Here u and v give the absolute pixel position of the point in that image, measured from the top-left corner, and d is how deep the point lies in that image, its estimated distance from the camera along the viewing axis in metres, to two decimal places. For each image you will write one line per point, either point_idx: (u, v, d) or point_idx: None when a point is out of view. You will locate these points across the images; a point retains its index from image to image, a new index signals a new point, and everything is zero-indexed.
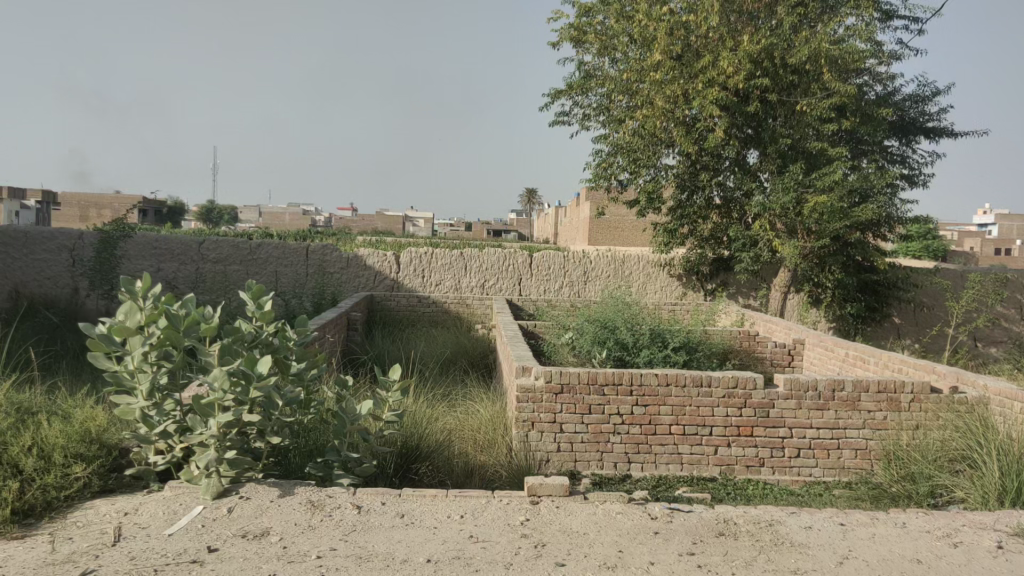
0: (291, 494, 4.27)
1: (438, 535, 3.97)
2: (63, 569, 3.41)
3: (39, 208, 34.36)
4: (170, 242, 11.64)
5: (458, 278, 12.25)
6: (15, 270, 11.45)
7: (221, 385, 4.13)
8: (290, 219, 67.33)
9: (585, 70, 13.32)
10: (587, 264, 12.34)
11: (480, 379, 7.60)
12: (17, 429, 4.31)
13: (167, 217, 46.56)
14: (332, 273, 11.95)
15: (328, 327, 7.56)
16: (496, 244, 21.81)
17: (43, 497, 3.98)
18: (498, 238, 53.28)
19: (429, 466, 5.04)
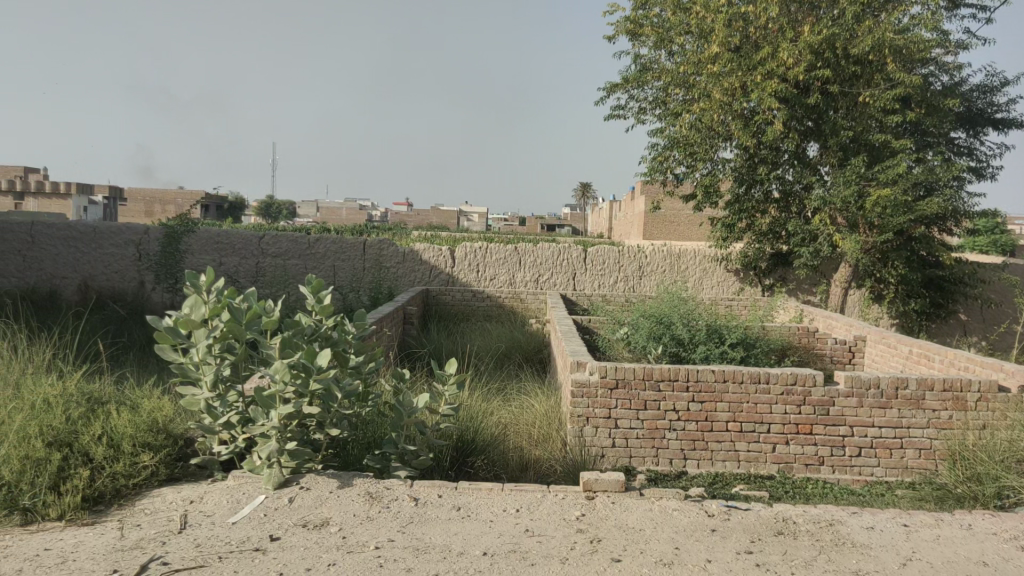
0: (350, 485, 4.33)
1: (494, 528, 3.99)
2: (132, 554, 3.51)
3: (107, 204, 35.44)
4: (231, 236, 11.86)
5: (513, 273, 12.23)
6: (85, 264, 11.83)
7: (283, 376, 4.20)
8: (346, 215, 68.28)
9: (642, 63, 13.23)
10: (642, 259, 12.24)
11: (535, 374, 7.61)
12: (89, 418, 4.45)
13: (228, 212, 47.57)
14: (389, 267, 12.03)
15: (386, 321, 7.65)
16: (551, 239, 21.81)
17: (113, 485, 4.10)
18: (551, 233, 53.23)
19: (485, 460, 5.05)
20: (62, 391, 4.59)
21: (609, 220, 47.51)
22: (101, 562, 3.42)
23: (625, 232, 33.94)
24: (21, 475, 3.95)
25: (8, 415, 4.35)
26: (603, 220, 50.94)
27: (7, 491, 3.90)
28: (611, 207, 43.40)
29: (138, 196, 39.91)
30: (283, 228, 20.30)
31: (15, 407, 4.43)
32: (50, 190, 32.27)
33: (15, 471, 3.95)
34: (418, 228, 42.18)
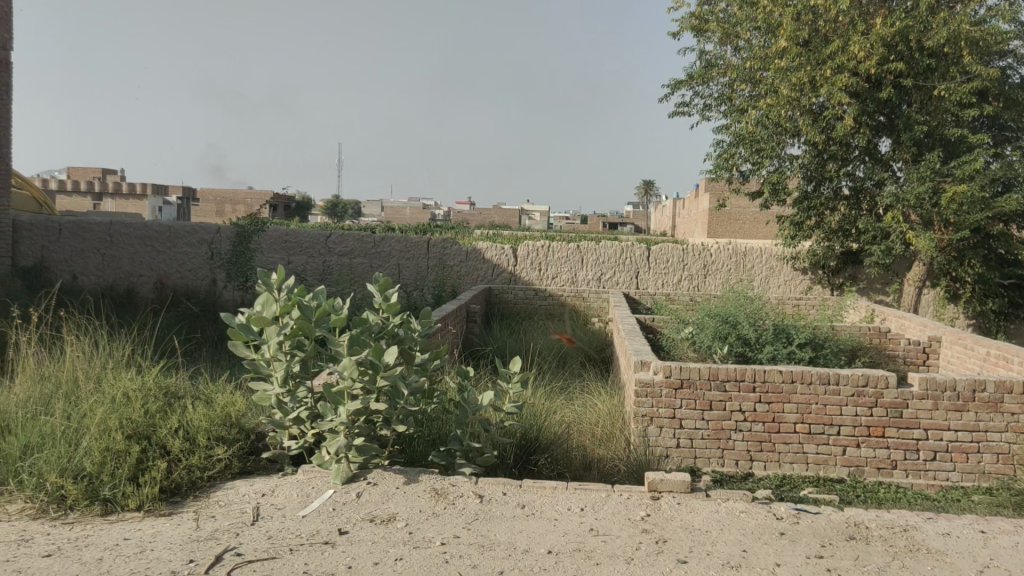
0: (416, 481, 4.38)
1: (559, 526, 3.99)
2: (207, 545, 3.61)
3: (180, 204, 36.53)
4: (299, 235, 12.10)
5: (575, 271, 12.18)
6: (160, 262, 12.23)
7: (351, 373, 4.29)
8: (409, 215, 68.99)
9: (708, 59, 13.15)
10: (707, 257, 12.01)
11: (599, 373, 7.59)
12: (166, 412, 4.60)
13: (295, 211, 48.59)
14: (452, 266, 12.11)
15: (450, 319, 7.72)
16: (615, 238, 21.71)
17: (189, 477, 4.22)
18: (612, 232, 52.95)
19: (549, 458, 5.06)
20: (141, 386, 4.75)
21: (671, 218, 47.03)
22: (177, 552, 3.52)
23: (689, 231, 33.57)
24: (102, 467, 4.08)
25: (90, 408, 4.52)
26: (665, 218, 50.45)
27: (89, 481, 4.05)
28: (674, 206, 42.98)
29: (208, 196, 41.09)
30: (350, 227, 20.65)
31: (97, 401, 4.60)
32: (128, 191, 33.48)
33: (97, 463, 4.08)
34: (480, 227, 42.43)
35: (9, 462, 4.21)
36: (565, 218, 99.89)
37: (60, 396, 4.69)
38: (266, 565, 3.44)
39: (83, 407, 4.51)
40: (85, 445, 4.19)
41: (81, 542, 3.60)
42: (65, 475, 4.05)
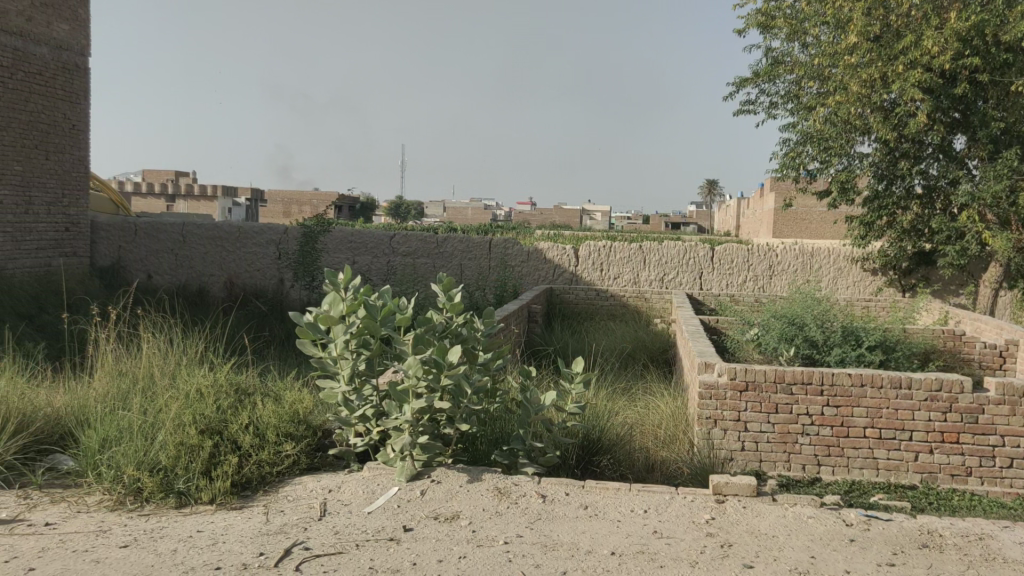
0: (479, 480, 4.39)
1: (622, 528, 3.97)
2: (276, 539, 3.69)
3: (247, 205, 37.42)
4: (364, 236, 12.26)
5: (637, 271, 12.07)
6: (230, 262, 12.55)
7: (415, 372, 4.37)
8: (471, 215, 69.46)
9: (774, 55, 12.98)
10: (774, 257, 11.77)
11: (662, 375, 7.53)
12: (237, 408, 4.72)
13: (359, 212, 49.40)
14: (514, 266, 12.13)
15: (512, 318, 7.75)
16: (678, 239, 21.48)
17: (259, 472, 4.32)
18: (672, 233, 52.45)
19: (611, 459, 5.03)
20: (213, 382, 4.88)
21: (733, 217, 46.36)
22: (248, 545, 3.61)
23: (753, 232, 33.04)
24: (177, 460, 4.22)
25: (165, 404, 4.67)
26: (728, 218, 49.74)
27: (164, 475, 4.17)
28: (738, 205, 42.40)
29: (276, 197, 42.01)
30: (413, 228, 20.85)
31: (171, 397, 4.75)
32: (199, 194, 34.44)
33: (172, 457, 4.22)
34: (541, 228, 42.43)
35: (88, 455, 4.36)
36: (625, 217, 99.22)
37: (137, 391, 4.85)
38: (333, 560, 3.50)
39: (159, 402, 4.66)
40: (161, 439, 4.32)
41: (157, 534, 3.71)
42: (141, 468, 4.19)
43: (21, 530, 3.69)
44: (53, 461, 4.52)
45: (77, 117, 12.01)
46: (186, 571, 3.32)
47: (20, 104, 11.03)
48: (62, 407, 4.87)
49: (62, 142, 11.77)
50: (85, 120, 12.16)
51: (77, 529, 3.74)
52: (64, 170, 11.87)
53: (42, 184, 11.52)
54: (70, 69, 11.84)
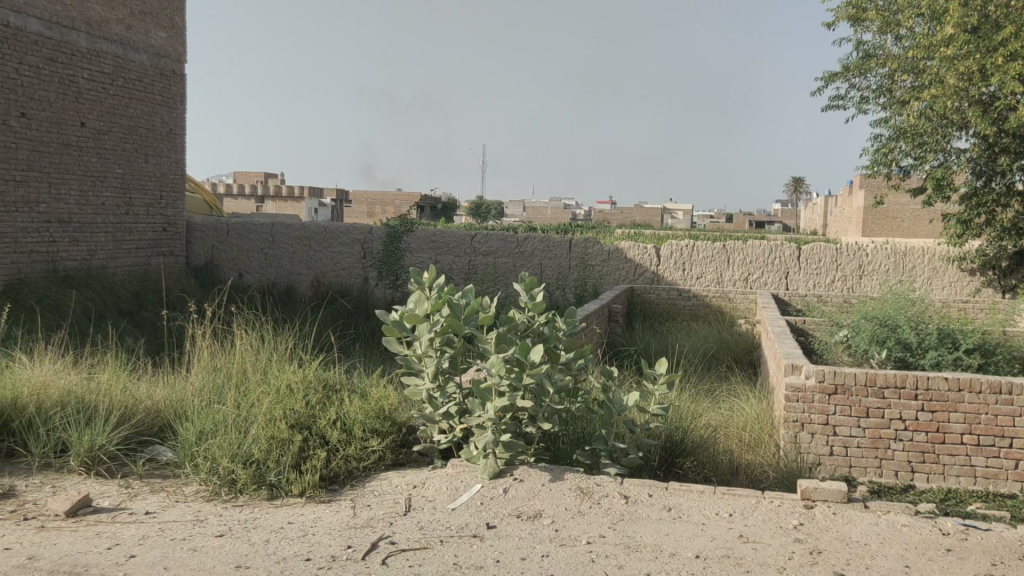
0: (562, 479, 4.39)
1: (707, 531, 3.92)
2: (363, 532, 3.77)
3: (332, 205, 38.31)
4: (446, 235, 12.37)
5: (721, 271, 11.85)
6: (317, 261, 12.87)
7: (498, 370, 4.40)
8: (551, 214, 69.52)
9: (866, 49, 12.66)
10: (863, 256, 11.41)
11: (748, 377, 7.39)
12: (326, 404, 4.85)
13: (441, 212, 50.00)
14: (595, 266, 12.04)
15: (593, 318, 7.74)
16: (765, 240, 21.05)
17: (346, 467, 4.42)
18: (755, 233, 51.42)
19: (694, 462, 4.96)
20: (302, 377, 5.03)
21: (819, 215, 45.10)
22: (337, 538, 3.70)
23: (842, 231, 32.14)
24: (269, 454, 4.36)
25: (257, 398, 4.83)
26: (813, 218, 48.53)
27: (257, 467, 4.31)
28: (827, 204, 41.39)
29: (359, 198, 42.92)
30: (496, 228, 21.02)
31: (264, 392, 4.91)
32: (286, 195, 35.41)
33: (264, 450, 4.36)
34: (622, 228, 42.21)
35: (186, 447, 4.54)
36: (706, 216, 97.63)
37: (231, 386, 5.02)
38: (419, 554, 3.55)
39: (252, 397, 4.82)
40: (254, 432, 4.47)
41: (250, 524, 3.83)
42: (236, 460, 4.33)
43: (123, 517, 3.86)
44: (152, 452, 4.69)
45: (174, 121, 12.52)
46: (278, 561, 3.42)
47: (121, 110, 11.56)
48: (162, 401, 5.08)
49: (160, 146, 12.30)
50: (181, 124, 12.67)
51: (175, 518, 3.89)
52: (161, 172, 12.40)
53: (142, 186, 12.05)
54: (167, 75, 12.35)
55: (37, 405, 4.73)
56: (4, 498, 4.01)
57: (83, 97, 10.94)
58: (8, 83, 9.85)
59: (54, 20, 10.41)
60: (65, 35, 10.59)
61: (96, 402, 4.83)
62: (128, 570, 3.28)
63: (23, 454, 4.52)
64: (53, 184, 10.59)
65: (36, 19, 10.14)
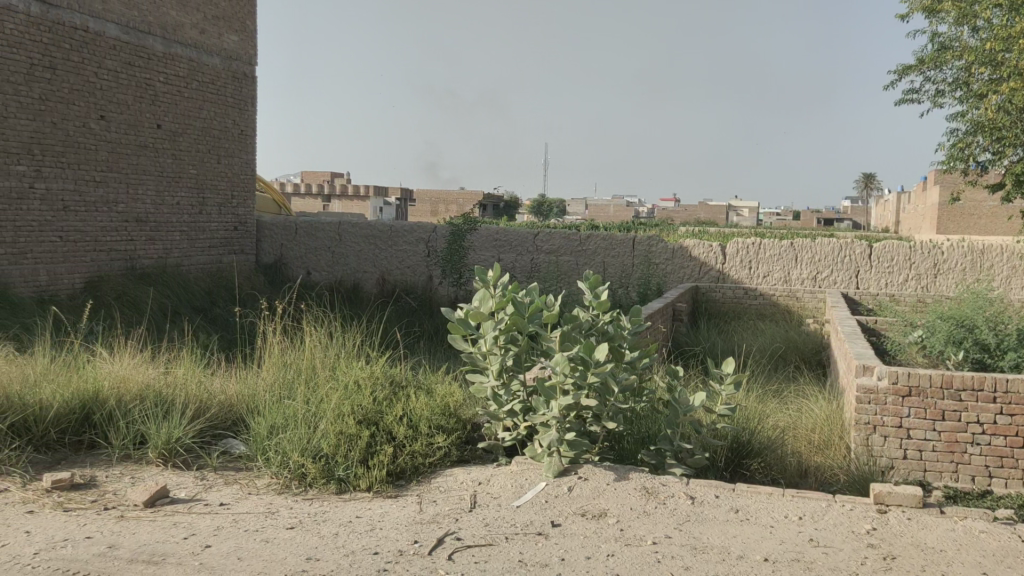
0: (626, 479, 4.36)
1: (775, 534, 3.85)
2: (429, 527, 3.81)
3: (397, 204, 38.80)
4: (509, 234, 12.39)
5: (788, 270, 11.64)
6: (381, 260, 13.04)
7: (563, 369, 4.37)
8: (614, 212, 69.20)
9: (941, 41, 12.30)
10: (939, 254, 11.07)
11: (817, 377, 7.25)
12: (393, 400, 4.93)
13: (504, 210, 50.20)
14: (658, 264, 11.91)
15: (658, 317, 7.68)
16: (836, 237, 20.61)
17: (412, 462, 4.47)
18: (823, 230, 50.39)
19: (762, 463, 4.88)
20: (369, 374, 5.12)
21: (891, 213, 43.89)
22: (403, 532, 3.74)
23: (916, 228, 31.23)
24: (337, 448, 4.44)
25: (326, 394, 4.93)
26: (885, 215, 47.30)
27: (326, 461, 4.40)
28: (899, 200, 40.32)
29: (422, 198, 43.37)
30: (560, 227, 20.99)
31: (332, 388, 5.01)
32: (351, 194, 35.96)
33: (333, 444, 4.45)
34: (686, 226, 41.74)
35: (257, 441, 4.64)
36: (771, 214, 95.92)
37: (301, 381, 5.13)
38: (484, 551, 3.57)
39: (320, 393, 4.91)
40: (323, 428, 4.56)
41: (320, 517, 3.90)
42: (305, 454, 4.42)
43: (199, 508, 3.97)
44: (226, 445, 4.82)
45: (245, 122, 12.81)
46: (346, 554, 3.48)
47: (195, 112, 11.89)
48: (234, 395, 5.21)
49: (232, 147, 12.62)
50: (252, 125, 12.96)
51: (248, 510, 3.99)
52: (233, 172, 12.70)
53: (214, 186, 12.37)
54: (239, 77, 12.65)
55: (117, 398, 4.91)
56: (87, 488, 4.16)
57: (159, 100, 11.28)
58: (88, 86, 10.21)
59: (131, 24, 10.76)
60: (142, 40, 10.94)
61: (173, 396, 4.98)
62: (204, 559, 3.37)
63: (104, 446, 4.68)
64: (130, 184, 10.94)
65: (114, 24, 10.51)
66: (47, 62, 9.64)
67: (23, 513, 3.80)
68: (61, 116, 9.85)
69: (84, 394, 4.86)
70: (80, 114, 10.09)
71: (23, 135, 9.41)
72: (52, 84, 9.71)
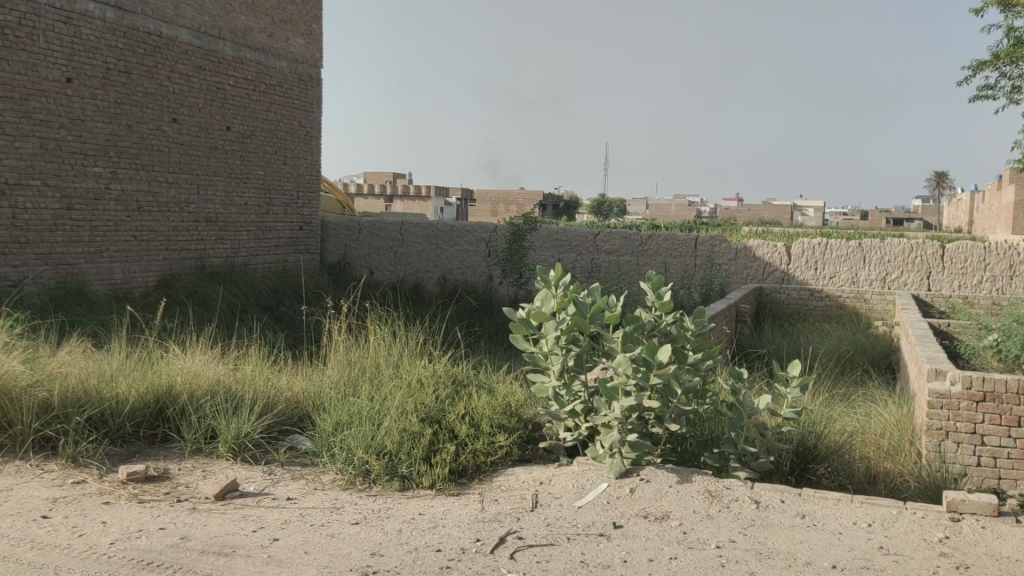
0: (689, 481, 4.31)
1: (844, 541, 3.77)
2: (492, 526, 3.83)
3: (457, 204, 39.04)
4: (569, 234, 12.37)
5: (856, 270, 11.37)
6: (442, 259, 13.13)
7: (625, 369, 4.35)
8: (675, 211, 68.57)
9: (1018, 36, 11.89)
10: (1015, 255, 10.69)
11: (886, 381, 7.09)
12: (455, 399, 4.97)
13: (564, 210, 50.09)
14: (721, 264, 11.75)
15: (721, 318, 7.60)
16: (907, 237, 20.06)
17: (474, 461, 4.50)
18: (892, 230, 49.08)
19: (829, 468, 4.78)
20: (432, 372, 5.18)
21: (964, 212, 42.51)
22: (466, 530, 3.77)
23: (991, 228, 30.18)
24: (400, 446, 4.50)
25: (390, 391, 5.00)
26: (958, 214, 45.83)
27: (390, 458, 4.45)
28: (973, 199, 39.04)
29: (481, 198, 43.59)
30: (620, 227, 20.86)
31: (396, 386, 5.07)
32: (412, 194, 36.31)
33: (396, 442, 4.50)
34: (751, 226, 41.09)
35: (323, 436, 4.72)
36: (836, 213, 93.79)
37: (364, 379, 5.20)
38: (546, 551, 3.57)
39: (385, 390, 4.98)
40: (386, 425, 4.62)
41: (384, 514, 3.95)
42: (370, 451, 4.48)
43: (267, 502, 4.06)
44: (293, 441, 4.90)
45: (310, 124, 13.06)
46: (410, 551, 3.52)
47: (263, 114, 12.16)
48: (301, 392, 5.30)
49: (298, 148, 12.87)
50: (318, 126, 13.19)
51: (314, 504, 4.06)
52: (298, 173, 12.95)
53: (280, 187, 12.63)
54: (306, 80, 12.89)
55: (190, 394, 5.04)
56: (160, 481, 4.29)
57: (229, 103, 11.56)
58: (161, 90, 10.51)
59: (202, 29, 11.05)
60: (212, 44, 11.22)
61: (242, 391, 5.10)
62: (272, 552, 3.45)
63: (177, 440, 4.82)
64: (201, 185, 11.22)
65: (186, 29, 10.80)
66: (122, 66, 9.95)
67: (100, 504, 3.93)
68: (135, 119, 10.16)
69: (157, 389, 5.01)
70: (153, 117, 10.40)
71: (99, 138, 9.72)
72: (127, 89, 10.03)
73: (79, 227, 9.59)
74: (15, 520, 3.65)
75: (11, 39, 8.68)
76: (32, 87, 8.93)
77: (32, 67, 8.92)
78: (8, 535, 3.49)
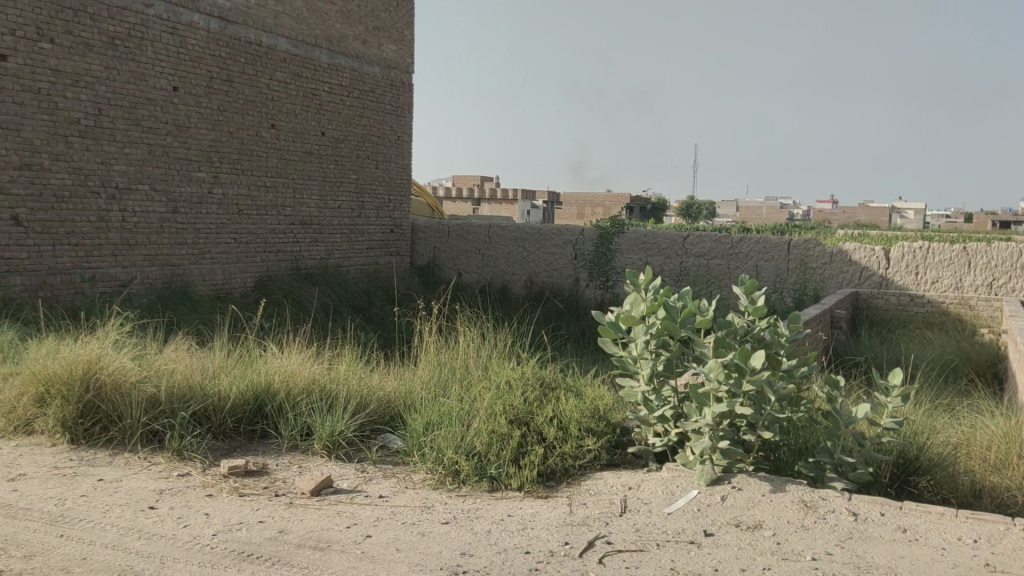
0: (783, 490, 4.21)
1: (947, 557, 3.61)
2: (580, 530, 3.82)
3: (544, 208, 39.02)
4: (658, 237, 12.22)
5: (960, 275, 10.89)
6: (530, 262, 13.18)
7: (717, 375, 4.26)
8: (766, 212, 66.99)
9: None
10: None
11: (993, 391, 6.78)
12: (544, 401, 4.99)
13: (653, 213, 49.46)
14: (816, 268, 11.42)
15: (816, 324, 7.40)
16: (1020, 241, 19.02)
17: (563, 464, 4.51)
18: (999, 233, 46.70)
19: (930, 481, 4.62)
20: (520, 375, 5.22)
21: None
22: (555, 533, 3.77)
23: None
24: (490, 447, 4.54)
25: (479, 393, 5.06)
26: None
27: (479, 459, 4.49)
28: None
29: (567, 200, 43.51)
30: (711, 230, 20.46)
31: (486, 387, 5.13)
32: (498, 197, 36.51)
33: (485, 443, 4.55)
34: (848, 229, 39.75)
35: (414, 436, 4.80)
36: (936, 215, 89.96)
37: (454, 380, 5.28)
38: (635, 557, 3.54)
39: (475, 392, 5.05)
40: (476, 426, 4.68)
41: (473, 514, 3.99)
42: (459, 451, 4.54)
43: (360, 500, 4.15)
44: (384, 440, 5.00)
45: (401, 129, 13.30)
46: (498, 552, 3.54)
47: (356, 120, 12.46)
48: (392, 392, 5.39)
49: (389, 152, 13.13)
50: (408, 131, 13.43)
51: (405, 503, 4.13)
52: (389, 177, 13.23)
53: (372, 190, 12.92)
54: (397, 85, 13.12)
55: (287, 391, 5.19)
56: (259, 475, 4.43)
57: (324, 109, 11.88)
58: (261, 98, 10.89)
59: (300, 38, 11.38)
60: (309, 52, 11.54)
61: (337, 390, 5.22)
62: (365, 549, 3.52)
63: (274, 436, 4.98)
64: (297, 188, 11.56)
65: (284, 38, 11.14)
66: (224, 74, 10.34)
67: (203, 497, 4.08)
68: (236, 126, 10.54)
69: (256, 387, 5.19)
70: (253, 124, 10.78)
71: (203, 144, 10.12)
72: (228, 96, 10.41)
73: (184, 230, 10.01)
74: (125, 510, 3.83)
75: (121, 50, 9.12)
76: (140, 96, 9.36)
77: (140, 76, 9.35)
78: (117, 524, 3.66)
